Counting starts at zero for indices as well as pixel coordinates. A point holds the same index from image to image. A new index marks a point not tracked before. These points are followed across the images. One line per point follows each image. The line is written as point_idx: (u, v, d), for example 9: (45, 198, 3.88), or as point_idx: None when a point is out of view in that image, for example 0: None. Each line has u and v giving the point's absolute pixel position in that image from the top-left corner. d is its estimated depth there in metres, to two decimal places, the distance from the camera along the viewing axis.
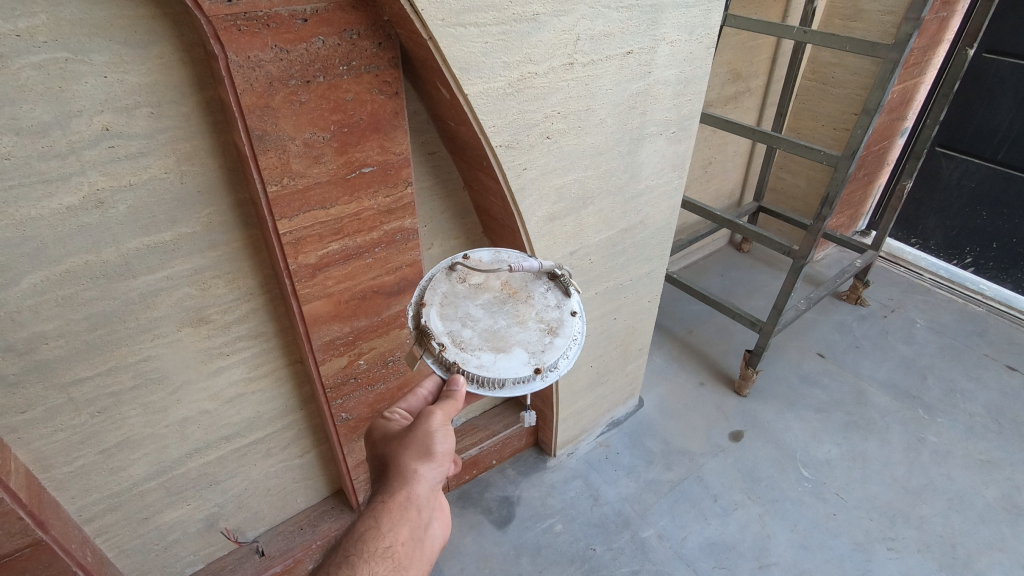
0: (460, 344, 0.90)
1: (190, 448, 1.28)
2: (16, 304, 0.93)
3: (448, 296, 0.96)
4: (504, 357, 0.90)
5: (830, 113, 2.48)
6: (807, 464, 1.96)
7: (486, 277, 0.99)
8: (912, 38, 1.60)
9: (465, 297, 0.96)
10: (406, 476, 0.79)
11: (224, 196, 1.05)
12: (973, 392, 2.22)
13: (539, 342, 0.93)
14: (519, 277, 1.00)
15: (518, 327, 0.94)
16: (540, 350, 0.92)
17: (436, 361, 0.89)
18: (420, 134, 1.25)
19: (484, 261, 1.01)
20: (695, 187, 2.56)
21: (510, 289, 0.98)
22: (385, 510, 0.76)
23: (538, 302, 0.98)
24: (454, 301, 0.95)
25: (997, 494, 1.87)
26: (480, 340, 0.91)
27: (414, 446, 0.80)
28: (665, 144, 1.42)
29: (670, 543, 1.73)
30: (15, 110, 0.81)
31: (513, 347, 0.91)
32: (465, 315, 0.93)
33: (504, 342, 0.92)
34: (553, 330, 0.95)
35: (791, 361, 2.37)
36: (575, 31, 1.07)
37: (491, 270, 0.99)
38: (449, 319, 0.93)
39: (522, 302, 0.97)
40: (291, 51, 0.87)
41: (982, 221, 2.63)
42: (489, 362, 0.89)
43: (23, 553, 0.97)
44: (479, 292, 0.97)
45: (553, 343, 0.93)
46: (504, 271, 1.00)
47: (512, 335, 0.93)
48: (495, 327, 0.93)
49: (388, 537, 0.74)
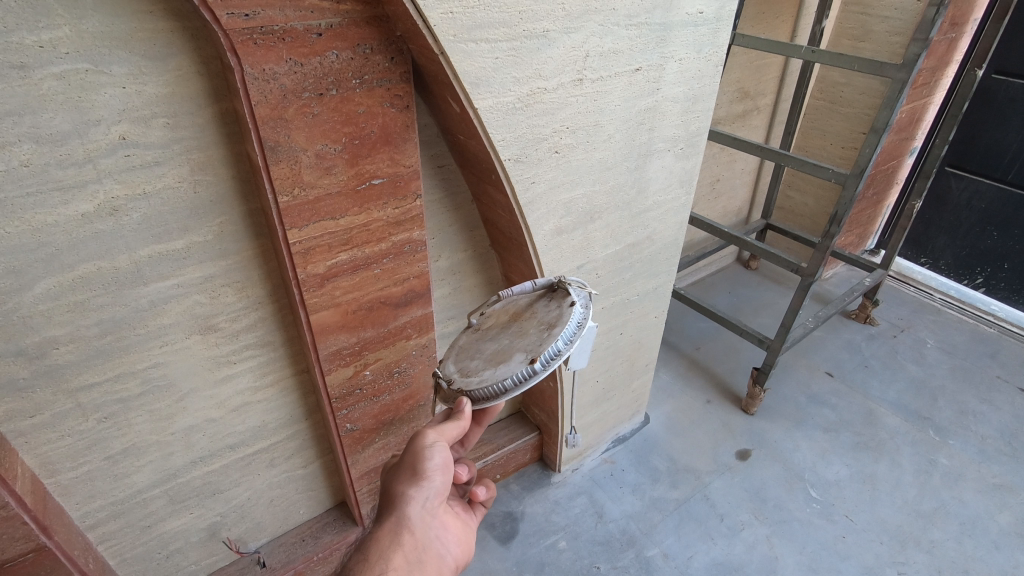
0: (465, 373, 0.88)
1: (194, 456, 1.28)
2: (28, 309, 0.94)
3: (460, 342, 0.96)
4: (503, 366, 0.84)
5: (839, 131, 2.48)
6: (816, 485, 1.93)
7: (496, 314, 0.98)
8: (920, 59, 1.60)
9: (476, 337, 0.96)
10: (398, 501, 0.84)
11: (236, 205, 1.06)
12: (985, 414, 2.19)
13: (537, 340, 0.85)
14: (524, 302, 0.97)
15: (519, 337, 0.89)
16: (538, 345, 0.84)
17: (448, 398, 0.88)
18: (430, 147, 1.27)
19: (495, 301, 1.00)
20: (703, 204, 2.56)
21: (515, 314, 0.96)
22: (378, 538, 0.82)
23: (540, 312, 0.92)
24: (465, 343, 0.95)
25: (1010, 519, 1.83)
26: (484, 362, 0.88)
27: (405, 472, 0.86)
28: (673, 160, 1.43)
29: (675, 563, 1.70)
30: (35, 119, 0.83)
31: (513, 354, 0.86)
32: (473, 350, 0.92)
33: (504, 355, 0.87)
34: (552, 325, 0.87)
35: (799, 380, 2.34)
36: (585, 48, 1.08)
37: (499, 307, 0.99)
38: (459, 360, 0.92)
39: (524, 318, 0.93)
40: (305, 64, 0.89)
41: (993, 241, 2.62)
42: (489, 374, 0.84)
43: (25, 559, 0.97)
44: (487, 328, 0.96)
45: (551, 333, 0.85)
46: (509, 303, 0.99)
47: (513, 345, 0.88)
48: (497, 347, 0.89)
49: (380, 564, 0.79)
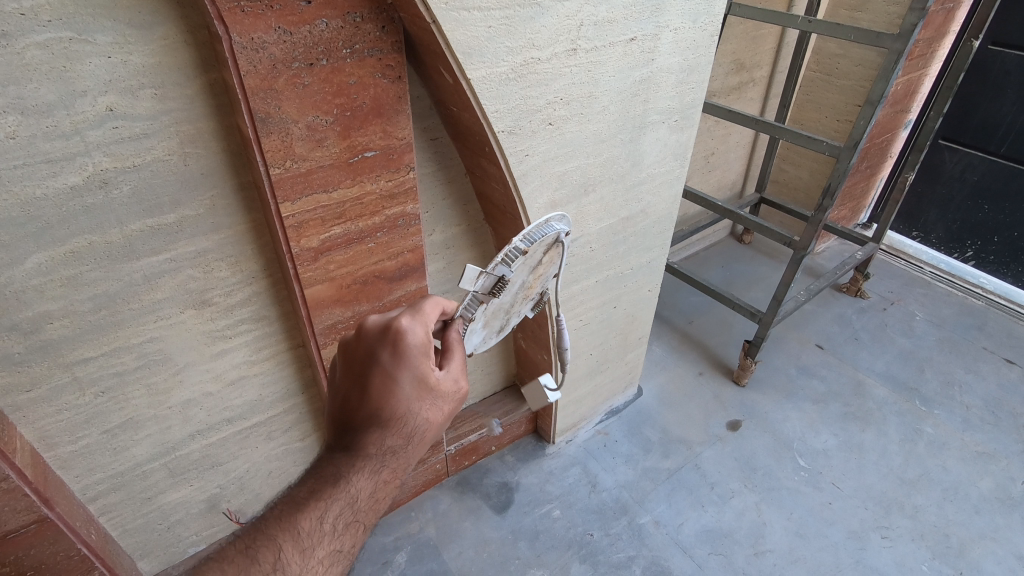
0: (487, 308, 0.91)
1: (191, 430, 1.30)
2: (21, 284, 0.94)
3: (527, 260, 0.90)
4: (477, 333, 0.96)
5: (834, 104, 2.47)
6: (804, 453, 1.97)
7: (543, 264, 0.98)
8: (917, 29, 1.58)
9: (527, 271, 0.94)
10: (418, 452, 0.87)
11: (227, 179, 1.05)
12: (970, 384, 2.24)
13: (493, 334, 1.03)
14: (544, 279, 1.03)
15: (504, 315, 1.01)
16: (486, 340, 1.03)
17: (462, 306, 0.88)
18: (423, 120, 1.26)
19: (555, 250, 0.98)
20: (698, 178, 2.56)
21: (533, 287, 1.02)
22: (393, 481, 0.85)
23: (523, 309, 1.06)
24: (523, 269, 0.91)
25: (991, 485, 1.88)
26: (492, 312, 0.94)
27: (434, 431, 0.89)
28: (667, 132, 1.42)
29: (666, 530, 1.75)
30: (20, 90, 0.81)
31: (486, 329, 0.98)
32: (510, 288, 0.92)
33: (491, 322, 0.97)
34: (501, 331, 1.06)
35: (790, 352, 2.38)
36: (579, 17, 1.07)
37: (547, 265, 0.99)
38: (509, 285, 0.90)
39: (524, 300, 1.03)
40: (294, 33, 0.87)
41: (984, 214, 2.64)
42: (474, 331, 0.94)
43: (28, 530, 0.99)
44: (531, 272, 0.96)
45: (491, 340, 1.06)
46: (545, 270, 1.01)
47: (498, 318, 0.99)
48: (503, 309, 0.97)
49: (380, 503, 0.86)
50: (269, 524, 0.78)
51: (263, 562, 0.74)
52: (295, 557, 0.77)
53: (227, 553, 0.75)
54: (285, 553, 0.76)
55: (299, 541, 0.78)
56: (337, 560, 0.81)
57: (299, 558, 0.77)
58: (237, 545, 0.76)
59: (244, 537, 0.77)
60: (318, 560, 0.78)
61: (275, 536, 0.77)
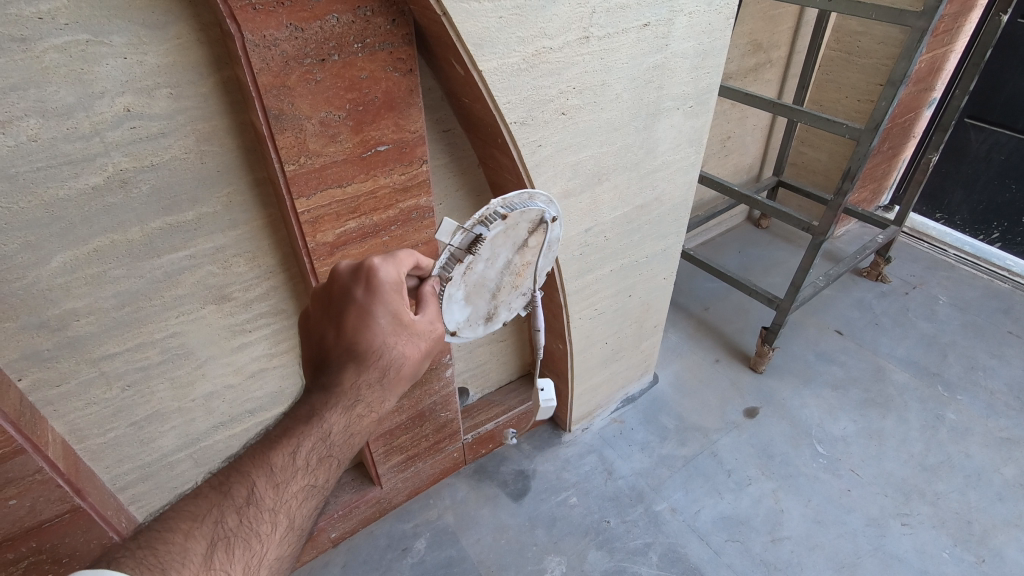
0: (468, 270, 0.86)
1: (215, 421, 1.33)
2: (48, 283, 0.96)
3: (512, 230, 0.88)
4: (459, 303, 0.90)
5: (855, 84, 2.41)
6: (823, 440, 1.96)
7: (536, 244, 0.94)
8: (942, 5, 1.53)
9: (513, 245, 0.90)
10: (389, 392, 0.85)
11: (244, 176, 1.07)
12: (994, 368, 2.20)
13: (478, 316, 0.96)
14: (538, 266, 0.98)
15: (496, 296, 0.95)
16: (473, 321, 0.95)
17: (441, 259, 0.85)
18: (435, 111, 1.25)
19: (551, 235, 0.95)
20: (713, 162, 2.52)
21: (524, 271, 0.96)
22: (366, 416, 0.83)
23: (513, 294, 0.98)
24: (507, 240, 0.88)
25: (1015, 471, 1.85)
26: (473, 280, 0.89)
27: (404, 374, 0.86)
28: (682, 118, 1.40)
29: (683, 517, 1.76)
30: (40, 94, 0.83)
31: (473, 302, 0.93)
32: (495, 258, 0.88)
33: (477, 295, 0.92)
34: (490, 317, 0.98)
35: (808, 338, 2.35)
36: (590, 4, 1.05)
37: (541, 245, 0.95)
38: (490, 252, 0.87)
39: (515, 284, 0.97)
40: (306, 30, 0.87)
41: (1012, 195, 2.56)
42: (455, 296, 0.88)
43: (62, 519, 1.04)
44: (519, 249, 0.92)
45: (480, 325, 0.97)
46: (541, 253, 0.96)
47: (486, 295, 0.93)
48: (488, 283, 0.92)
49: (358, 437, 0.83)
50: (243, 458, 0.75)
51: (236, 496, 0.71)
52: (268, 492, 0.73)
53: (201, 488, 0.72)
54: (260, 486, 0.73)
55: (272, 475, 0.74)
56: (311, 496, 0.77)
57: (273, 492, 0.73)
58: (211, 480, 0.73)
59: (218, 471, 0.74)
60: (291, 495, 0.75)
61: (248, 469, 0.74)
